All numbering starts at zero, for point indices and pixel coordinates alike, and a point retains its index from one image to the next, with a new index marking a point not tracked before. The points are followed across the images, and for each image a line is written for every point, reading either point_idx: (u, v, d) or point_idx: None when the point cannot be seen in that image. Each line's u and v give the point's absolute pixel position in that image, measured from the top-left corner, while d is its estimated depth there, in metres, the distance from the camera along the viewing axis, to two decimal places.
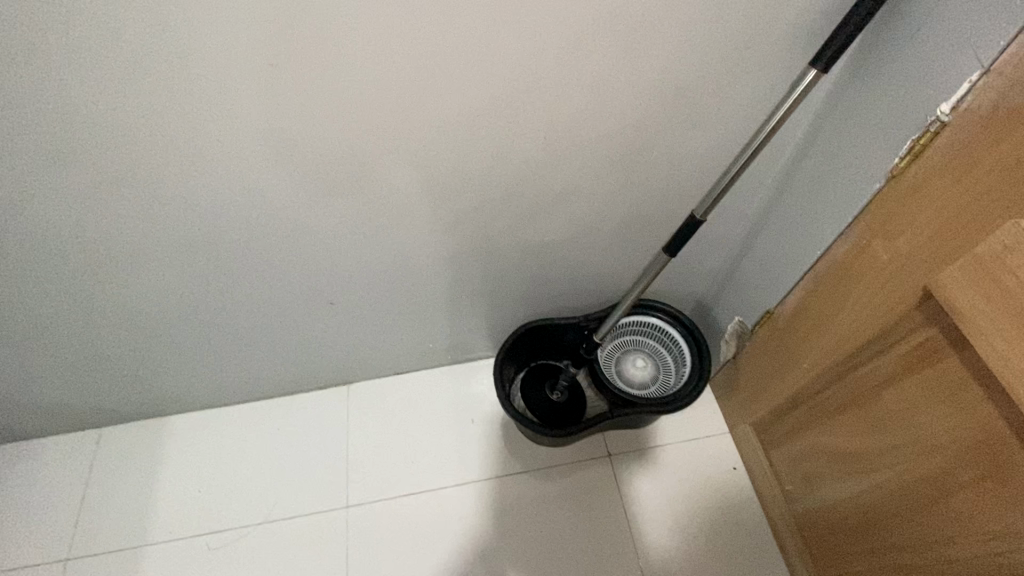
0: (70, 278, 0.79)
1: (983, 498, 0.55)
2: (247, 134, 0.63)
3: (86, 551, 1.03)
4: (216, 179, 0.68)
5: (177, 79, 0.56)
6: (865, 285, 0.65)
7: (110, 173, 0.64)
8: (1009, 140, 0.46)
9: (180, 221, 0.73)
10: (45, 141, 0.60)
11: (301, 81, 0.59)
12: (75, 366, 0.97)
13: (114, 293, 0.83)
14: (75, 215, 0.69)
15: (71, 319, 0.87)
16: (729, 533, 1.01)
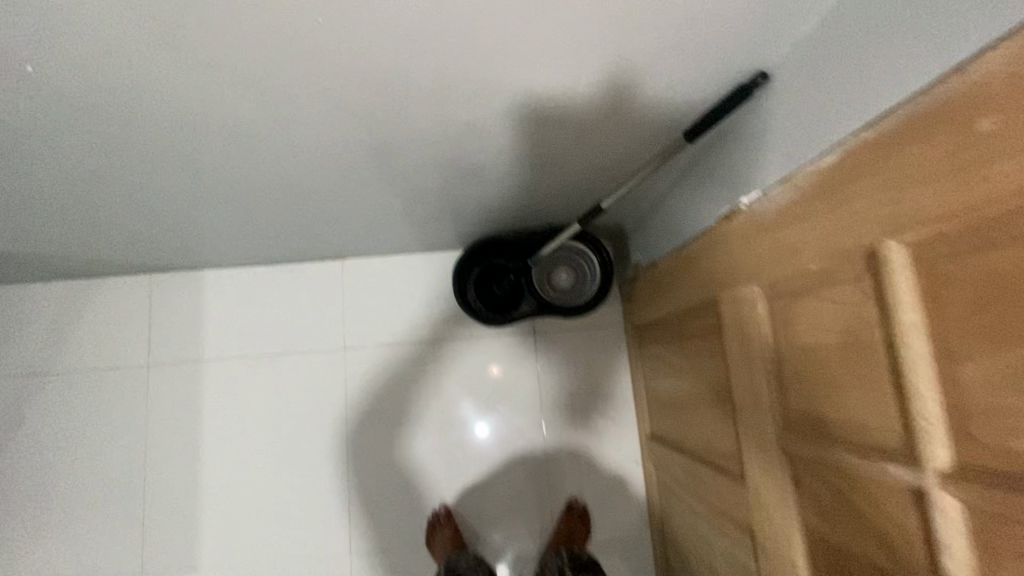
0: (127, 192, 1.04)
1: (713, 413, 0.98)
2: (261, 126, 0.85)
3: (160, 359, 1.46)
4: (237, 146, 0.90)
5: (209, 100, 0.77)
6: (695, 277, 0.97)
7: (159, 140, 0.87)
8: (754, 243, 0.75)
9: (209, 164, 0.96)
10: (113, 125, 0.81)
11: (299, 105, 0.80)
12: (127, 235, 1.26)
13: (159, 199, 1.09)
14: (132, 159, 0.92)
15: (127, 213, 1.14)
16: (609, 391, 1.49)
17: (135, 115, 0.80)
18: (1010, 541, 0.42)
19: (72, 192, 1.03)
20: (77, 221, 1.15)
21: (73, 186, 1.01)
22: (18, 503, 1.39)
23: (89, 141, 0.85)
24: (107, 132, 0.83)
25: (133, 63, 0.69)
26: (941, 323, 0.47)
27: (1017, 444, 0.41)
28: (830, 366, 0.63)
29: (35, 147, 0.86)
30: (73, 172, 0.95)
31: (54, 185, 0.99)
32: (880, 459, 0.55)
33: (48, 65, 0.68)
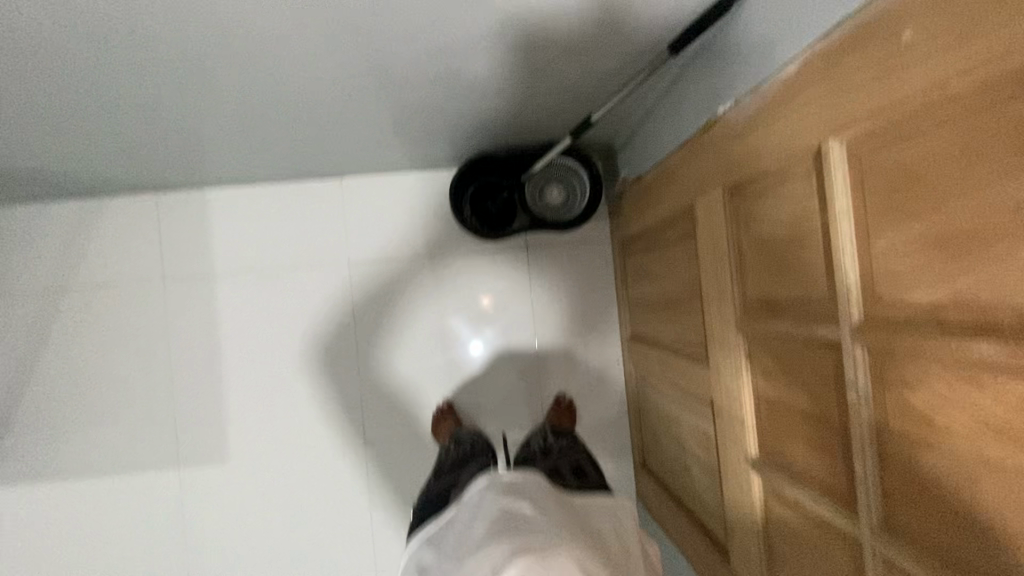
0: (134, 109, 1.08)
1: (686, 309, 1.11)
2: (265, 41, 0.88)
3: (174, 274, 1.55)
4: (241, 61, 0.94)
5: (215, 17, 0.81)
6: (675, 186, 1.06)
7: (166, 57, 0.90)
8: (727, 150, 0.84)
9: (213, 81, 1.00)
10: (122, 42, 0.85)
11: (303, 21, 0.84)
12: (130, 152, 1.29)
13: (164, 117, 1.13)
14: (139, 77, 0.96)
15: (132, 130, 1.18)
16: (595, 299, 1.63)
17: (144, 32, 0.83)
18: (895, 371, 0.55)
19: (79, 110, 1.06)
20: (84, 138, 1.19)
21: (80, 105, 1.04)
22: (57, 406, 1.53)
23: (99, 59, 0.89)
24: (117, 49, 0.87)
25: None
26: (864, 207, 0.57)
27: (907, 297, 0.53)
28: (781, 255, 0.74)
29: (46, 66, 0.89)
30: (81, 91, 0.99)
31: (59, 99, 1.01)
32: (812, 325, 0.68)
33: None
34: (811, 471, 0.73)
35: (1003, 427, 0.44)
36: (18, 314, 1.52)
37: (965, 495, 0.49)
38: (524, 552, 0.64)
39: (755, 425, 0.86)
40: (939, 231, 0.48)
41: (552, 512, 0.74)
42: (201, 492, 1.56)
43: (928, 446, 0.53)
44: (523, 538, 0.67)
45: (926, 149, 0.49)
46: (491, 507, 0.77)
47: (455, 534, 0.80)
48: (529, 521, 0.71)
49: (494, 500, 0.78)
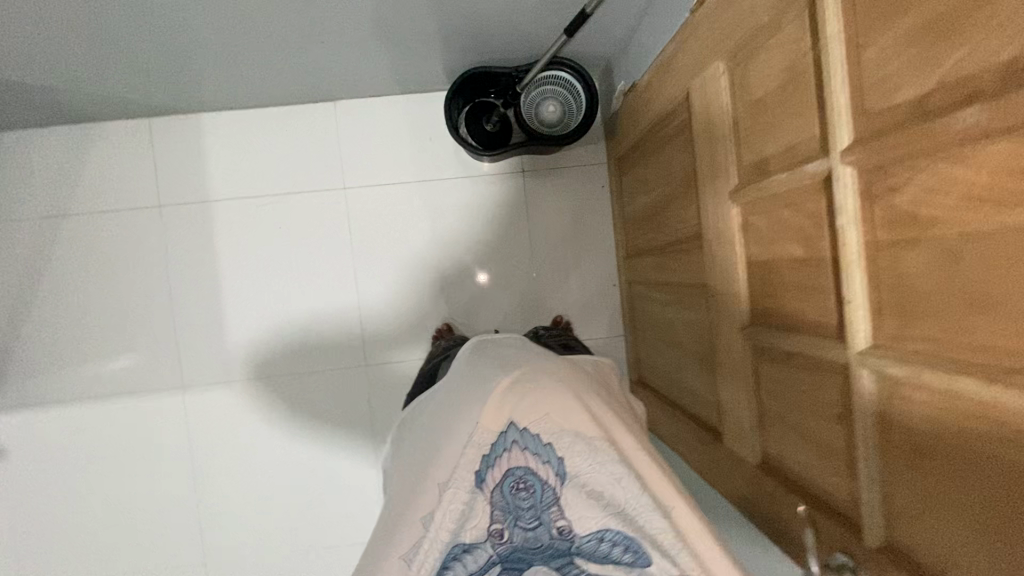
0: (123, 26, 1.07)
1: (680, 204, 1.12)
2: None
3: (170, 202, 1.55)
4: None
5: None
6: (669, 79, 1.07)
7: None
8: (719, 18, 0.84)
9: None
10: None
11: None
12: (121, 73, 1.27)
13: (154, 34, 1.12)
14: None
15: (121, 52, 1.17)
16: (591, 222, 1.65)
17: None
18: (883, 180, 0.57)
19: (68, 27, 1.05)
20: (73, 61, 1.18)
21: (69, 20, 1.03)
22: (61, 334, 1.54)
23: None
24: None
25: None
26: (854, 24, 0.59)
27: (895, 100, 0.54)
28: (773, 108, 0.75)
29: None
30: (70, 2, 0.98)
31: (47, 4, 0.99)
32: (803, 164, 0.69)
33: None
34: (801, 317, 0.75)
35: (984, 194, 0.46)
36: (17, 241, 1.52)
37: (947, 281, 0.51)
38: (510, 373, 0.81)
39: (747, 293, 0.89)
40: (926, 20, 0.50)
41: (523, 347, 0.91)
42: (206, 415, 1.59)
43: (913, 244, 0.55)
44: (505, 366, 0.84)
45: None
46: (471, 356, 0.92)
47: (449, 384, 0.91)
48: (506, 355, 0.87)
49: (484, 352, 0.91)
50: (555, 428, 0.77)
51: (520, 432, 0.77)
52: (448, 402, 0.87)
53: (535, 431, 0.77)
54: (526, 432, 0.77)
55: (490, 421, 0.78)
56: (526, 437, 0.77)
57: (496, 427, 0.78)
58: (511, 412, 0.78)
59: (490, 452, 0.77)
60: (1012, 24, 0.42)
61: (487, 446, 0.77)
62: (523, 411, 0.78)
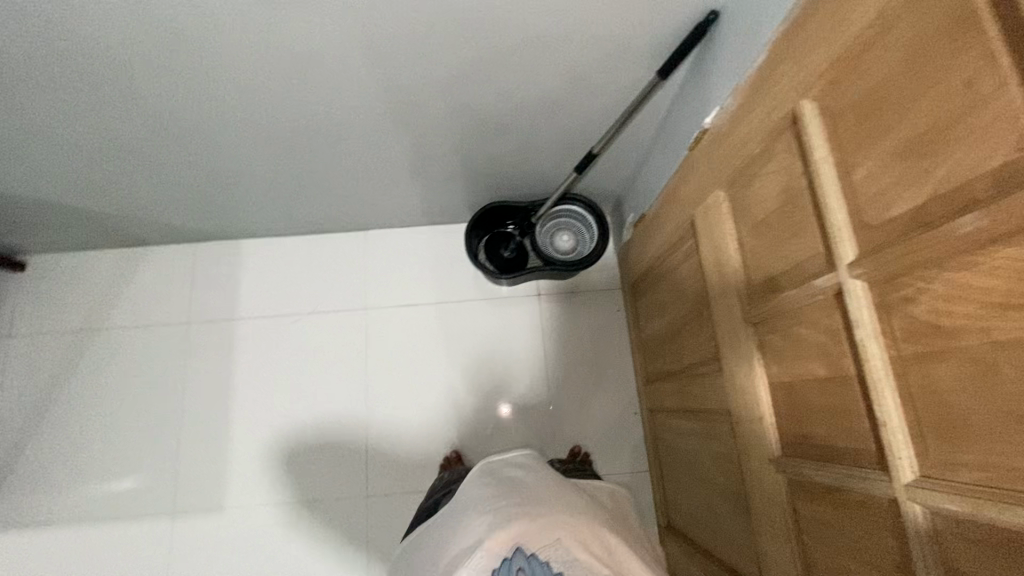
0: (184, 157, 1.24)
1: (695, 326, 1.10)
2: (299, 84, 1.04)
3: (200, 319, 1.62)
4: (279, 105, 1.09)
5: (257, 59, 0.97)
6: (674, 208, 1.12)
7: (215, 101, 1.06)
8: (714, 151, 0.91)
9: (254, 126, 1.15)
10: (179, 85, 1.01)
11: (327, 63, 0.99)
12: (177, 199, 1.42)
13: (208, 165, 1.27)
14: (192, 121, 1.12)
15: (178, 179, 1.32)
16: (608, 347, 1.62)
17: (199, 76, 1.00)
18: (896, 291, 0.55)
19: (138, 157, 1.22)
20: (136, 187, 1.34)
21: (140, 151, 1.20)
22: (62, 449, 1.51)
23: (160, 102, 1.05)
24: (174, 92, 1.03)
25: (200, 27, 0.89)
26: (839, 149, 0.62)
27: (893, 212, 0.55)
28: (773, 228, 0.77)
29: (114, 107, 1.06)
30: (143, 136, 1.15)
31: (125, 136, 1.14)
32: (811, 280, 0.67)
33: (132, 27, 0.88)
34: (834, 446, 0.67)
35: (1004, 300, 0.44)
36: (49, 353, 1.58)
37: (987, 397, 0.46)
38: (516, 498, 0.76)
39: (771, 418, 0.82)
40: (908, 140, 0.53)
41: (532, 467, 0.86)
42: (190, 548, 1.47)
43: (942, 357, 0.50)
44: (516, 489, 0.79)
45: (880, 75, 0.56)
46: (482, 476, 0.84)
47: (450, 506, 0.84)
48: (512, 478, 0.82)
49: (486, 472, 0.85)
50: (566, 556, 0.71)
51: (528, 559, 0.71)
52: (452, 526, 0.79)
53: (543, 558, 0.71)
54: (534, 559, 0.71)
55: (495, 542, 0.71)
56: (533, 564, 0.70)
57: (500, 551, 0.71)
58: (519, 535, 0.71)
59: None
60: (992, 135, 0.44)
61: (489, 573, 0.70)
62: (532, 534, 0.72)
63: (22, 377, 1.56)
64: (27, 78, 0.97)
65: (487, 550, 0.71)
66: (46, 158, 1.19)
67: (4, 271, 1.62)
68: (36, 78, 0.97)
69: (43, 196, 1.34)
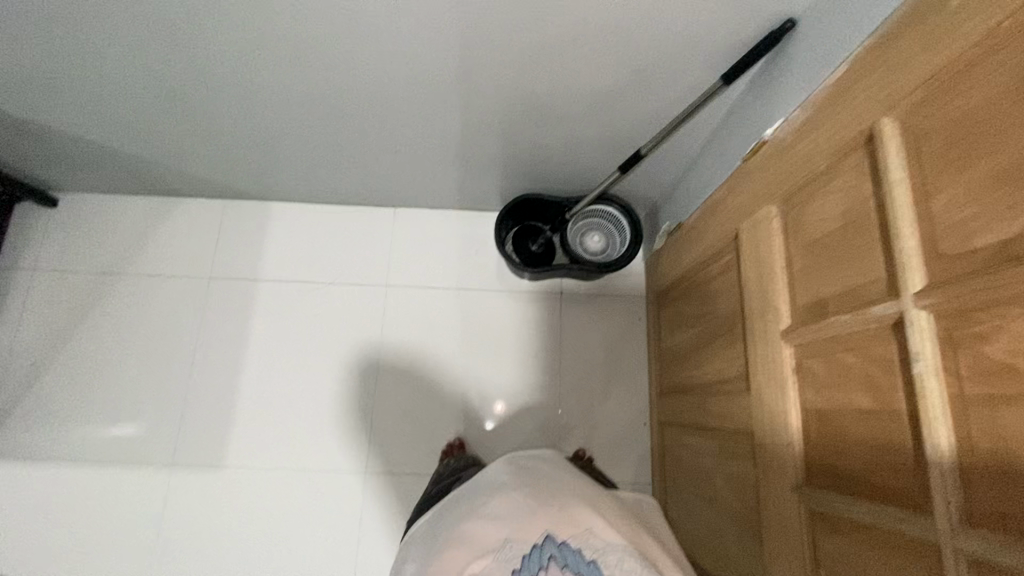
0: (228, 113, 1.23)
1: (723, 342, 1.07)
2: (354, 52, 1.02)
3: (222, 276, 1.61)
4: (331, 71, 1.08)
5: (316, 23, 0.96)
6: (717, 219, 1.09)
7: (267, 61, 1.06)
8: (772, 163, 0.88)
9: (302, 89, 1.14)
10: (234, 41, 1.01)
11: (386, 34, 0.97)
12: (215, 153, 1.41)
13: (251, 123, 1.27)
14: (242, 78, 1.11)
15: (218, 134, 1.32)
16: (625, 355, 1.59)
17: (255, 33, 0.99)
18: (967, 327, 0.52)
19: (183, 108, 1.22)
20: (176, 137, 1.34)
21: (186, 102, 1.20)
22: (72, 389, 1.52)
23: (212, 55, 1.05)
24: (228, 47, 1.02)
25: None
26: (918, 173, 0.59)
27: (975, 244, 0.52)
28: (829, 249, 0.74)
29: (167, 56, 1.05)
30: (191, 87, 1.15)
31: (173, 85, 1.14)
32: (868, 306, 0.65)
33: None
34: (871, 480, 0.64)
35: None
36: (70, 291, 1.59)
37: None
38: (539, 488, 0.78)
39: (799, 445, 0.79)
40: (1002, 169, 0.50)
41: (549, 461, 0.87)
42: (186, 503, 1.47)
43: (1012, 402, 0.48)
44: (538, 480, 0.80)
45: (978, 98, 0.52)
46: (504, 462, 0.86)
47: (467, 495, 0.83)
48: (530, 467, 0.83)
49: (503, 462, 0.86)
50: (596, 544, 0.71)
51: (559, 546, 0.71)
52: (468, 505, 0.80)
53: (574, 546, 0.71)
54: (565, 546, 0.71)
55: (525, 530, 0.72)
56: (565, 552, 0.70)
57: (530, 539, 0.71)
58: (547, 523, 0.72)
59: (522, 567, 0.69)
60: None
61: (521, 560, 0.70)
62: (560, 523, 0.73)
63: (41, 313, 1.57)
64: (84, 18, 0.96)
65: (517, 536, 0.71)
66: (92, 98, 1.19)
67: (36, 205, 1.64)
68: (93, 19, 0.97)
69: (84, 135, 1.34)
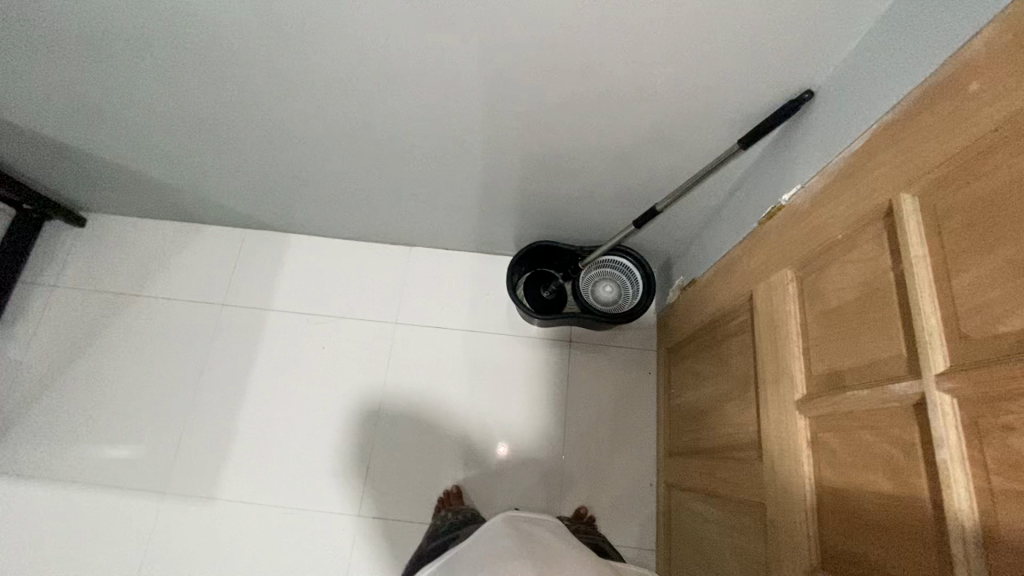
0: (258, 146, 1.28)
1: (736, 406, 1.04)
2: (383, 97, 1.07)
3: (236, 302, 1.63)
4: (359, 113, 1.12)
5: (349, 68, 1.00)
6: (732, 279, 1.08)
7: (300, 100, 1.10)
8: (788, 229, 0.88)
9: (330, 128, 1.18)
10: (271, 80, 1.06)
11: (415, 81, 1.02)
12: (240, 184, 1.46)
13: (278, 157, 1.31)
14: (274, 114, 1.16)
15: (245, 165, 1.36)
16: (633, 409, 1.55)
17: (291, 75, 1.04)
18: (993, 416, 0.49)
19: (216, 139, 1.26)
20: (206, 166, 1.39)
21: (219, 134, 1.24)
22: (75, 407, 1.52)
23: (249, 92, 1.10)
24: (265, 85, 1.07)
25: (304, 33, 0.94)
26: (938, 252, 0.58)
27: (1001, 329, 0.50)
28: (847, 320, 0.72)
29: (206, 89, 1.10)
30: (226, 121, 1.20)
31: (208, 117, 1.19)
32: (888, 383, 0.62)
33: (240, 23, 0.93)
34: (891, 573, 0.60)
35: None
36: (86, 310, 1.61)
37: None
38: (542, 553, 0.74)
39: (815, 525, 0.75)
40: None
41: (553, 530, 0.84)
42: (172, 534, 1.43)
43: None
44: (540, 546, 0.77)
45: (1002, 180, 0.52)
46: (505, 522, 0.84)
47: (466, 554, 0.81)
48: (533, 532, 0.81)
49: (504, 523, 0.84)
50: None
51: None
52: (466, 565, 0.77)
53: None
54: None
55: None
56: None
57: None
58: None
59: None
60: None
61: None
62: None
63: (56, 328, 1.59)
64: (134, 52, 1.03)
65: None
66: (131, 125, 1.25)
67: (64, 223, 1.69)
68: (142, 53, 1.03)
69: (119, 160, 1.40)
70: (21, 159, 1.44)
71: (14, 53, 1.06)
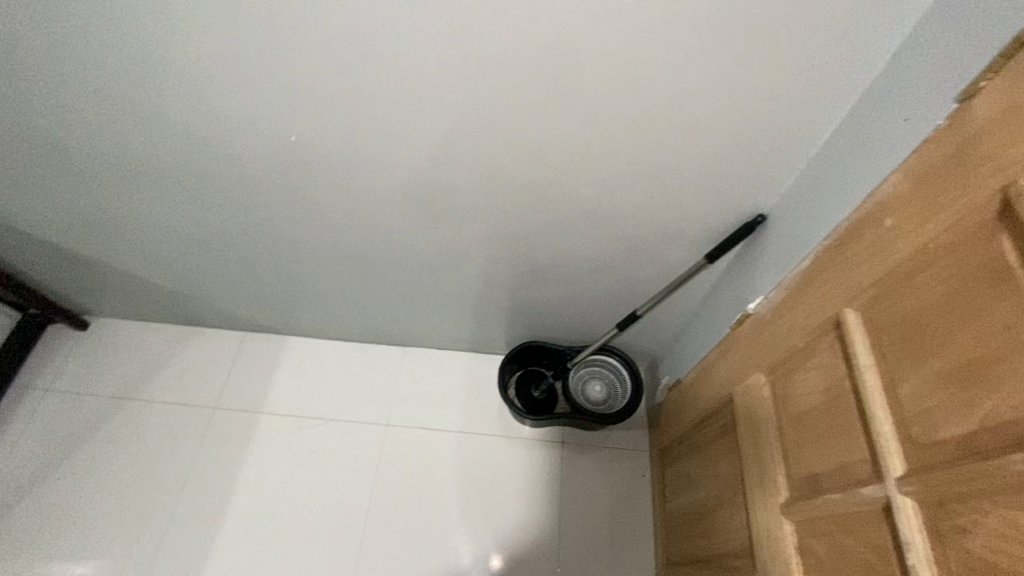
0: (267, 257, 1.38)
1: (727, 510, 1.04)
2: (385, 215, 1.19)
3: (229, 405, 1.64)
4: (363, 229, 1.24)
5: (358, 192, 1.14)
6: (712, 381, 1.14)
7: (310, 217, 1.23)
8: (757, 335, 0.95)
9: (336, 242, 1.29)
10: (286, 202, 1.19)
11: (416, 202, 1.15)
12: (245, 290, 1.54)
13: (284, 266, 1.41)
14: (285, 230, 1.28)
15: (252, 273, 1.46)
16: (628, 514, 1.52)
17: (305, 197, 1.17)
18: (949, 519, 0.53)
19: (227, 250, 1.37)
20: (215, 274, 1.48)
21: (231, 246, 1.35)
22: (50, 518, 1.47)
23: (264, 211, 1.22)
24: (280, 206, 1.20)
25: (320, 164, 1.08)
26: (883, 362, 0.65)
27: (943, 434, 0.55)
28: (816, 424, 0.77)
29: (225, 209, 1.23)
30: (240, 235, 1.31)
31: (223, 231, 1.30)
32: (858, 487, 0.66)
33: (265, 156, 1.08)
34: None
35: None
36: (76, 414, 1.61)
37: None
38: None
39: None
40: (951, 367, 0.55)
41: None
42: None
43: None
44: None
45: (921, 301, 0.60)
46: None
47: None
48: None
49: None
50: None
51: None
52: None
53: None
54: None
55: None
56: None
57: None
58: None
59: None
60: None
61: None
62: None
63: (43, 434, 1.58)
64: (165, 178, 1.16)
65: None
66: (150, 237, 1.36)
67: (67, 327, 1.74)
68: (171, 179, 1.16)
69: (133, 268, 1.50)
70: (39, 268, 1.53)
71: (56, 177, 1.19)
